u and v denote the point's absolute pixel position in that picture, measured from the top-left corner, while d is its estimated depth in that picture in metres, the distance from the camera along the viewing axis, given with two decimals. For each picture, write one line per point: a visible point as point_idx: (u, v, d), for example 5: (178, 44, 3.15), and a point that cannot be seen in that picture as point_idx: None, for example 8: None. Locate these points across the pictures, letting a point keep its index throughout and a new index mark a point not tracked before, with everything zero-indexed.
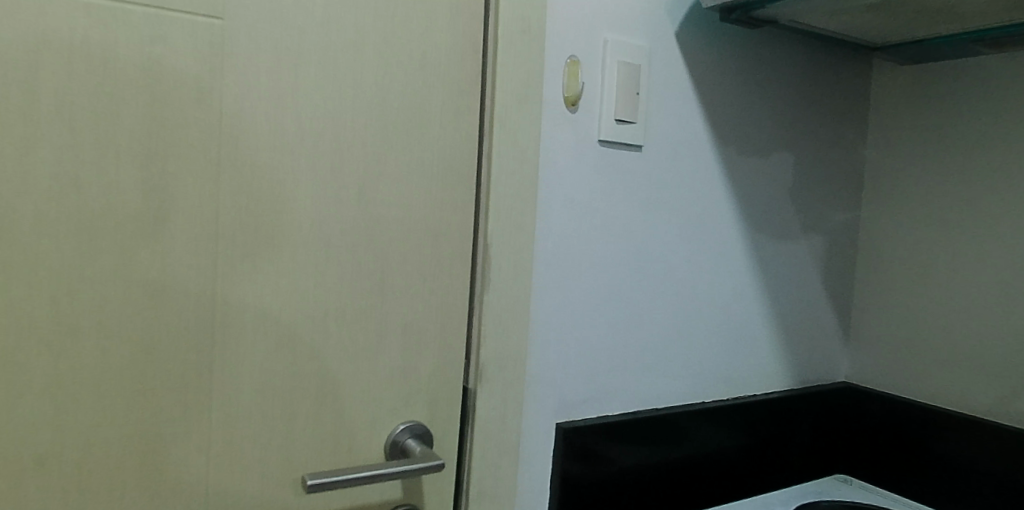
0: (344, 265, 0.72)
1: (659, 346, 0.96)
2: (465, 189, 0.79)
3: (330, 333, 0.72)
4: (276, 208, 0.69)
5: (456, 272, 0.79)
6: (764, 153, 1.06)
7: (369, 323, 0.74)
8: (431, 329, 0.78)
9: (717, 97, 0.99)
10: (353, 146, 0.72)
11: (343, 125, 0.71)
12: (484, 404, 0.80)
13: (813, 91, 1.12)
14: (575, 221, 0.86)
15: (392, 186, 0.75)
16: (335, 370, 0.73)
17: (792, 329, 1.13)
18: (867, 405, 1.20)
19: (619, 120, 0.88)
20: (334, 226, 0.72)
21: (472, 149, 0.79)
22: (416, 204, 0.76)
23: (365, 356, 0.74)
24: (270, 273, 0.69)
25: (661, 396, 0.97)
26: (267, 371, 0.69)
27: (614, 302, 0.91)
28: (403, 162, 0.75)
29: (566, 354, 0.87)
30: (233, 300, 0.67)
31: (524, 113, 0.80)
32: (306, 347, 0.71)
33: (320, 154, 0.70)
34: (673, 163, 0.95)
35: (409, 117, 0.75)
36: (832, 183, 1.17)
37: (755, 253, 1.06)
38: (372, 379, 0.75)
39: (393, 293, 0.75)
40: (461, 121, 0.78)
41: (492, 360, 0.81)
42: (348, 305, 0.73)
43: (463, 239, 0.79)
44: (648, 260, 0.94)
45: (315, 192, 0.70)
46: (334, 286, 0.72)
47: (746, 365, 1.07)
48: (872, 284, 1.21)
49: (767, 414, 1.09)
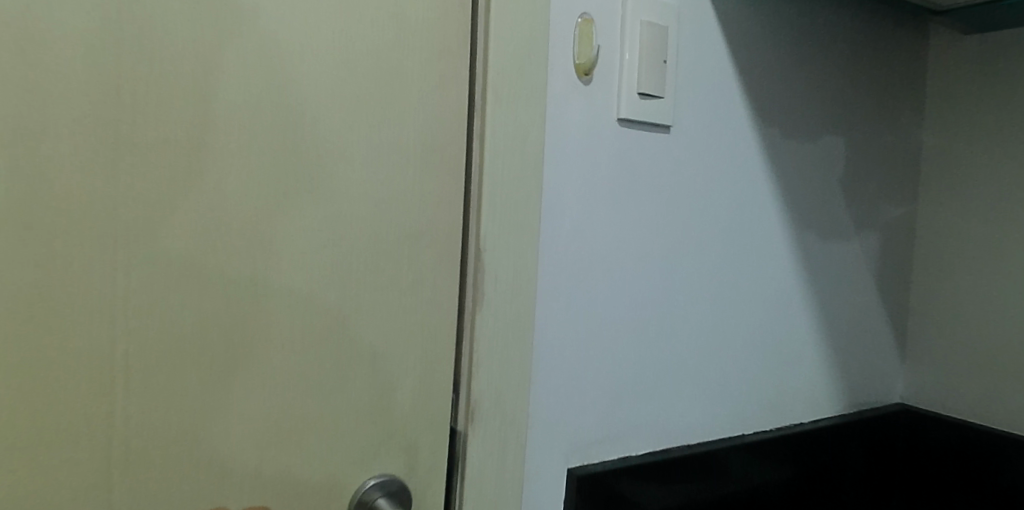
0: (296, 278, 0.56)
1: (692, 369, 0.80)
2: (452, 179, 0.63)
3: (277, 365, 0.56)
4: (202, 204, 0.53)
5: (441, 285, 0.63)
6: (811, 137, 0.89)
7: (330, 351, 0.58)
8: (409, 357, 0.62)
9: (757, 70, 0.83)
10: (303, 124, 0.56)
11: (293, 97, 0.55)
12: (477, 449, 0.64)
13: (865, 63, 0.96)
14: (590, 219, 0.70)
15: (358, 175, 0.58)
16: (286, 414, 0.57)
17: (841, 343, 0.96)
18: (928, 431, 1.03)
19: (643, 94, 0.71)
20: (280, 228, 0.56)
21: (460, 129, 0.63)
22: (390, 199, 0.60)
23: (324, 394, 0.58)
24: (195, 289, 0.53)
25: (694, 429, 0.81)
26: (194, 415, 0.53)
27: (637, 316, 0.75)
28: (371, 144, 0.59)
29: (580, 384, 0.71)
30: (145, 323, 0.51)
31: (525, 83, 0.64)
32: (246, 384, 0.55)
33: (260, 134, 0.54)
34: (707, 149, 0.79)
35: (379, 87, 0.59)
36: (886, 173, 1.00)
37: (801, 255, 0.90)
38: (335, 423, 0.59)
39: (360, 312, 0.59)
40: (446, 94, 0.62)
41: (487, 393, 0.64)
42: (303, 329, 0.57)
43: (450, 243, 0.63)
44: (680, 266, 0.78)
45: (253, 184, 0.54)
46: (281, 306, 0.56)
47: (790, 389, 0.91)
48: (931, 289, 1.04)
49: (816, 445, 0.93)
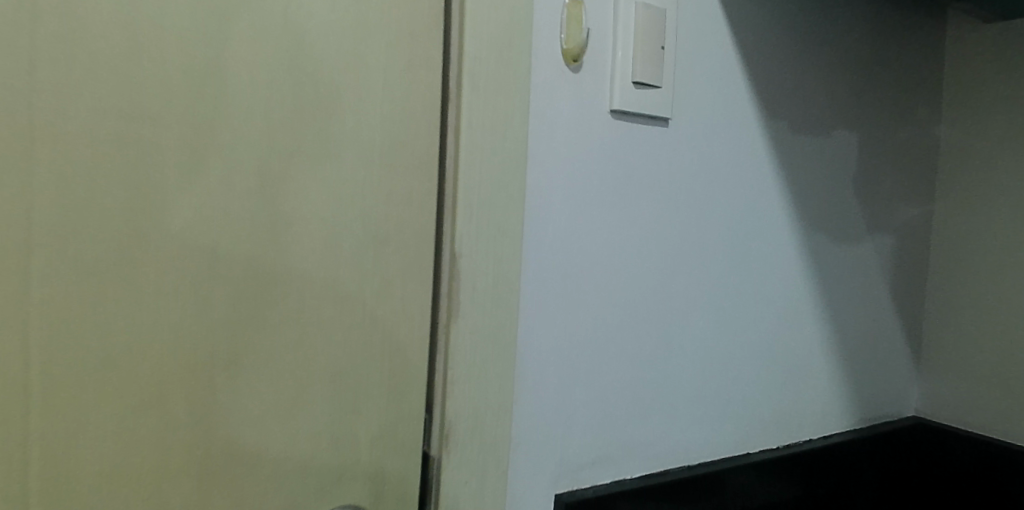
0: (241, 289, 0.50)
1: (693, 384, 0.74)
2: (423, 177, 0.57)
3: (223, 385, 0.50)
4: (130, 207, 0.47)
5: (411, 294, 0.57)
6: (821, 132, 0.83)
7: (281, 370, 0.52)
8: (374, 374, 0.56)
9: (763, 59, 0.76)
10: (252, 115, 0.50)
11: (237, 86, 0.49)
12: (451, 475, 0.58)
13: (879, 53, 0.89)
14: (579, 221, 0.63)
15: (314, 173, 0.52)
16: (231, 440, 0.51)
17: (852, 353, 0.90)
18: (945, 447, 0.96)
19: (639, 83, 0.65)
20: (226, 232, 0.49)
21: (433, 121, 0.57)
22: (352, 198, 0.54)
23: (277, 416, 0.52)
24: (121, 303, 0.47)
25: (695, 449, 0.74)
26: (121, 444, 0.47)
27: (632, 327, 0.68)
28: (329, 138, 0.53)
29: (569, 401, 0.64)
30: (63, 341, 0.46)
31: (506, 70, 0.58)
32: (183, 409, 0.49)
33: (199, 127, 0.48)
34: (709, 144, 0.72)
35: (340, 73, 0.53)
36: (900, 171, 0.93)
37: (811, 259, 0.83)
38: (288, 450, 0.53)
39: (318, 325, 0.53)
40: (416, 81, 0.56)
41: (463, 413, 0.58)
42: (249, 346, 0.51)
43: (422, 247, 0.57)
44: (679, 272, 0.71)
45: (191, 184, 0.48)
46: (227, 318, 0.50)
47: (798, 403, 0.84)
48: (948, 295, 0.98)
49: (826, 463, 0.86)
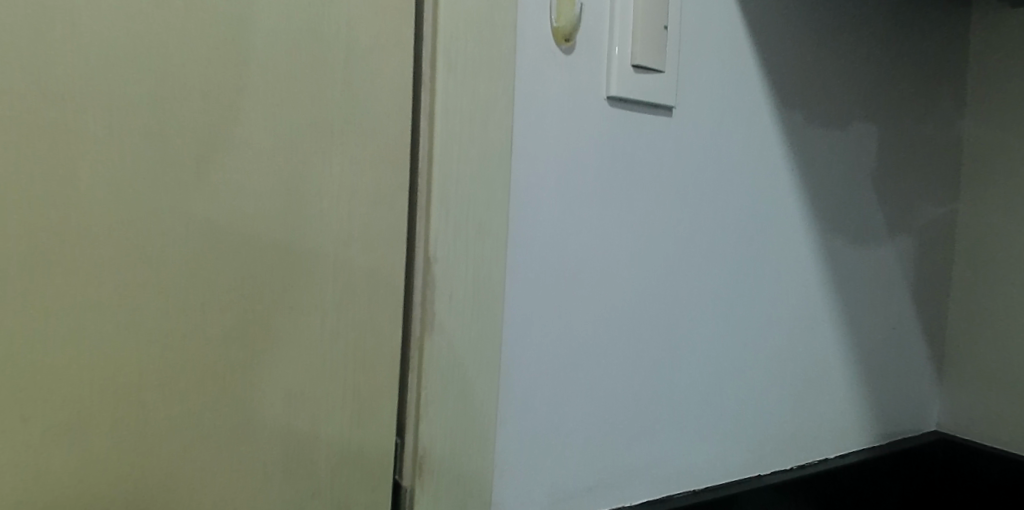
0: (177, 297, 0.44)
1: (700, 400, 0.67)
2: (393, 170, 0.50)
3: (159, 405, 0.44)
4: (39, 202, 0.41)
5: (379, 302, 0.50)
6: (837, 124, 0.76)
7: (228, 390, 0.46)
8: (336, 393, 0.49)
9: (775, 43, 0.70)
10: (191, 96, 0.43)
11: (170, 64, 0.43)
12: (426, 503, 0.52)
13: (900, 39, 0.82)
14: (572, 221, 0.57)
15: (264, 165, 0.46)
16: (168, 472, 0.44)
17: (871, 364, 0.83)
18: (971, 465, 0.89)
19: (639, 67, 0.58)
20: (162, 230, 0.43)
21: (405, 107, 0.50)
22: (309, 194, 0.47)
23: (224, 442, 0.46)
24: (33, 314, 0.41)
25: (702, 471, 0.68)
26: (34, 479, 0.41)
27: (632, 338, 0.61)
28: (281, 125, 0.46)
29: (562, 423, 0.58)
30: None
31: (486, 51, 0.51)
32: (109, 436, 0.43)
33: (123, 111, 0.42)
34: (718, 136, 0.65)
35: (294, 51, 0.46)
36: (922, 167, 0.87)
37: (827, 263, 0.76)
38: (236, 480, 0.47)
39: (270, 337, 0.47)
40: (385, 61, 0.49)
41: (438, 435, 0.52)
42: (188, 364, 0.45)
43: (392, 250, 0.50)
44: (684, 277, 0.64)
45: (117, 178, 0.42)
46: (164, 329, 0.44)
47: (813, 419, 0.77)
48: (973, 301, 0.91)
49: (842, 484, 0.79)
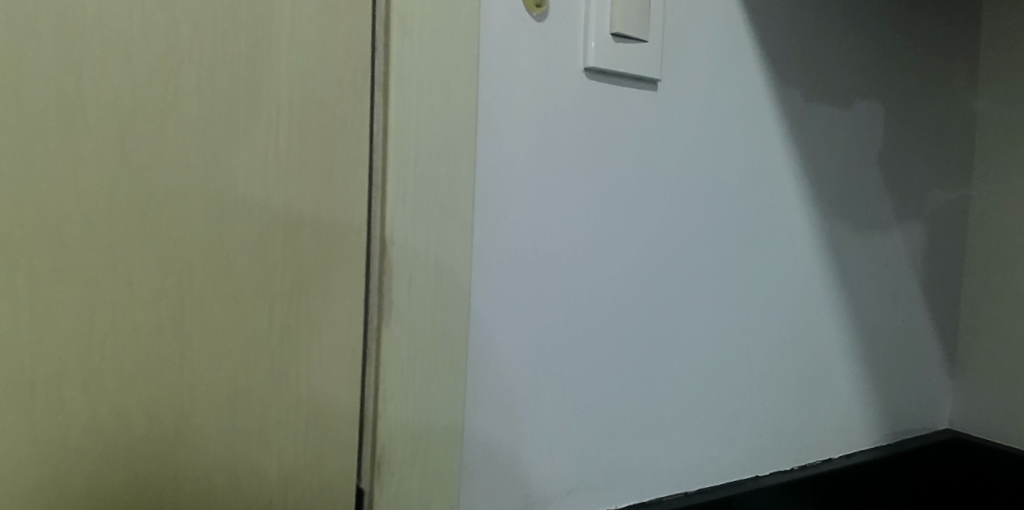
0: (96, 288, 0.41)
1: (691, 398, 0.62)
2: (347, 146, 0.46)
3: (85, 397, 0.41)
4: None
5: (333, 289, 0.47)
6: (839, 102, 0.71)
7: (159, 389, 0.42)
8: (287, 386, 0.46)
9: (772, 14, 0.65)
10: (116, 62, 0.40)
11: (87, 29, 0.39)
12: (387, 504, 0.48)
13: (906, 14, 0.77)
14: (547, 203, 0.53)
15: (200, 138, 0.42)
16: (90, 480, 0.41)
17: (878, 358, 0.78)
18: (987, 466, 0.84)
19: (619, 36, 0.54)
20: (84, 206, 0.40)
21: (359, 78, 0.46)
22: (250, 173, 0.44)
23: (159, 438, 0.42)
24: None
25: (693, 472, 0.63)
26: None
27: (615, 329, 0.57)
28: (218, 94, 0.43)
29: (540, 421, 0.54)
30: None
31: (447, 18, 0.47)
32: (19, 440, 0.39)
33: (28, 85, 0.38)
34: (709, 114, 0.61)
35: (232, 16, 0.43)
36: (933, 149, 0.81)
37: (828, 250, 0.72)
38: (169, 490, 0.43)
39: (210, 325, 0.43)
40: (335, 27, 0.45)
41: (399, 432, 0.48)
42: (116, 353, 0.41)
43: (347, 233, 0.47)
44: (671, 266, 0.60)
45: (32, 150, 0.39)
46: (88, 314, 0.41)
47: (816, 417, 0.73)
48: (987, 293, 0.86)
49: (847, 485, 0.75)
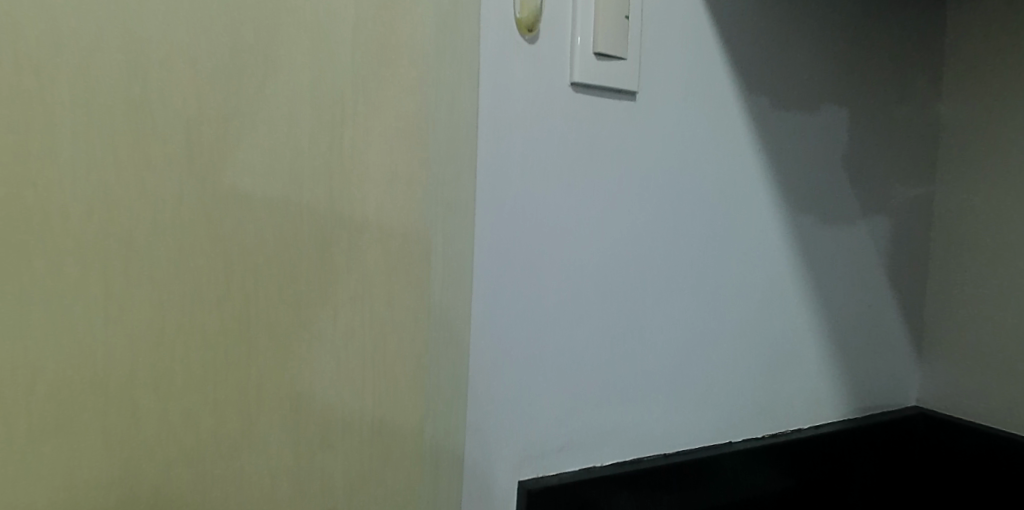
0: (172, 274, 0.49)
1: (669, 371, 0.71)
2: (375, 151, 0.56)
3: (162, 364, 0.49)
4: (20, 192, 0.45)
5: (364, 271, 0.56)
6: (807, 109, 0.79)
7: (214, 364, 0.50)
8: (327, 354, 0.54)
9: (743, 32, 0.73)
10: (189, 87, 0.49)
11: (167, 60, 0.48)
12: (407, 451, 0.58)
13: (871, 27, 0.85)
14: (537, 197, 0.62)
15: (258, 149, 0.51)
16: (167, 442, 0.49)
17: (846, 339, 0.87)
18: (950, 439, 0.92)
19: (601, 54, 0.63)
20: (164, 206, 0.48)
21: (385, 95, 0.56)
22: (290, 181, 0.52)
23: (224, 396, 0.51)
24: (17, 298, 0.45)
25: (672, 436, 0.72)
26: (26, 449, 0.45)
27: (601, 309, 0.66)
28: (270, 112, 0.51)
29: (531, 386, 0.62)
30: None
31: (452, 49, 0.57)
32: (110, 400, 0.48)
33: (120, 105, 0.47)
34: (684, 121, 0.70)
35: (283, 46, 0.51)
36: (898, 150, 0.89)
37: (797, 241, 0.80)
38: (233, 437, 0.51)
39: (264, 302, 0.52)
40: (364, 54, 0.54)
41: (415, 387, 0.58)
42: (190, 325, 0.50)
43: (376, 225, 0.56)
44: (651, 254, 0.69)
45: (122, 160, 0.47)
46: (166, 293, 0.49)
47: (787, 390, 0.81)
48: (950, 280, 0.94)
49: (816, 453, 0.83)
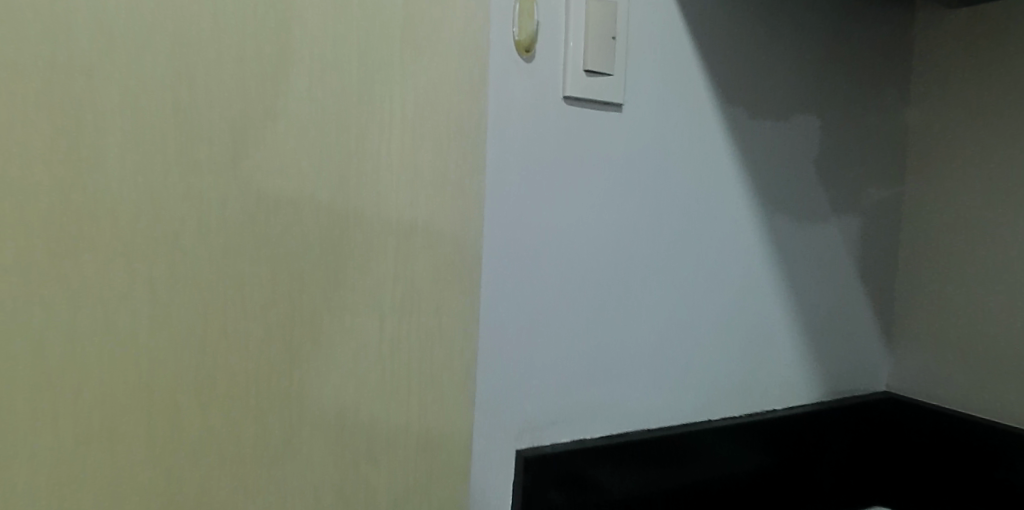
0: (231, 265, 0.57)
1: (652, 355, 0.79)
2: (402, 158, 0.64)
3: (226, 343, 0.57)
4: (79, 196, 0.51)
5: (391, 260, 0.64)
6: (781, 117, 0.87)
7: (249, 345, 0.58)
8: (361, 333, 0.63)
9: (720, 48, 0.81)
10: (249, 104, 0.57)
11: (228, 82, 0.56)
12: (423, 418, 0.67)
13: (843, 43, 0.93)
14: (533, 198, 0.70)
15: (302, 157, 0.59)
16: (224, 411, 0.57)
17: (819, 328, 0.94)
18: (915, 420, 1.00)
19: (591, 72, 0.71)
20: (227, 208, 0.56)
21: (408, 110, 0.64)
22: (322, 187, 0.60)
23: (278, 369, 0.59)
24: (77, 288, 0.52)
25: (655, 414, 0.80)
26: (105, 421, 0.53)
27: (590, 297, 0.74)
28: (308, 123, 0.59)
29: (528, 364, 0.71)
30: (13, 324, 0.50)
31: (462, 70, 0.66)
32: (179, 377, 0.55)
33: (194, 125, 0.55)
34: (666, 129, 0.78)
35: (322, 70, 0.59)
36: (868, 154, 0.97)
37: (771, 238, 0.88)
38: (278, 404, 0.59)
39: (306, 291, 0.60)
40: (394, 76, 0.63)
41: (427, 362, 0.67)
42: (242, 313, 0.57)
43: (403, 223, 0.64)
44: (633, 252, 0.77)
45: (190, 165, 0.55)
46: (228, 284, 0.57)
47: (763, 375, 0.89)
48: (917, 275, 1.01)
49: (791, 432, 0.90)
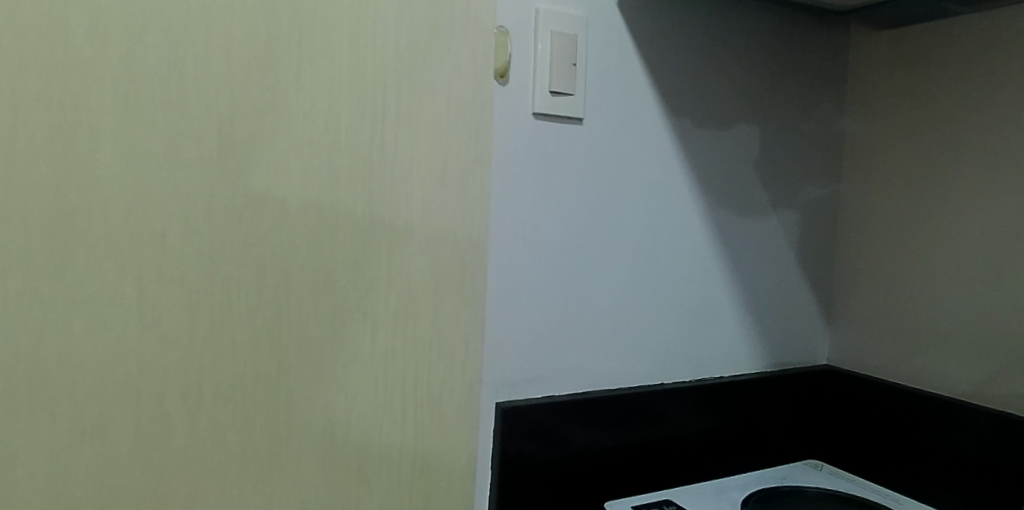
0: (279, 253, 0.65)
1: (610, 327, 0.94)
2: (429, 160, 0.72)
3: (277, 319, 0.65)
4: (151, 192, 0.59)
5: (420, 255, 0.72)
6: (724, 126, 1.02)
7: (280, 326, 0.65)
8: (390, 315, 0.70)
9: (669, 69, 0.96)
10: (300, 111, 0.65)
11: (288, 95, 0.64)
12: (445, 391, 0.75)
13: (781, 61, 1.08)
14: (507, 197, 0.85)
15: (344, 158, 0.67)
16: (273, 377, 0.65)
17: (762, 307, 1.09)
18: (849, 388, 1.15)
19: (555, 92, 0.87)
20: (281, 202, 0.64)
21: (435, 117, 0.73)
22: (362, 184, 0.68)
23: (324, 343, 0.67)
24: (109, 282, 0.58)
25: (613, 377, 0.95)
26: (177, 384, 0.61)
27: (557, 278, 0.90)
28: (352, 131, 0.67)
29: (504, 332, 0.86)
30: (81, 301, 0.57)
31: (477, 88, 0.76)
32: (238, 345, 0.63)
33: (251, 133, 0.63)
34: (621, 138, 0.93)
35: (360, 86, 0.68)
36: (805, 157, 1.12)
37: (716, 229, 1.03)
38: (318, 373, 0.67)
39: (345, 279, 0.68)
40: (422, 90, 0.72)
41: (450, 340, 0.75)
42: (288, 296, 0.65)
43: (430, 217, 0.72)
44: (593, 241, 0.92)
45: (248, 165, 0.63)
46: (279, 269, 0.65)
47: (710, 346, 1.04)
48: (851, 261, 1.16)
49: (735, 395, 1.05)
